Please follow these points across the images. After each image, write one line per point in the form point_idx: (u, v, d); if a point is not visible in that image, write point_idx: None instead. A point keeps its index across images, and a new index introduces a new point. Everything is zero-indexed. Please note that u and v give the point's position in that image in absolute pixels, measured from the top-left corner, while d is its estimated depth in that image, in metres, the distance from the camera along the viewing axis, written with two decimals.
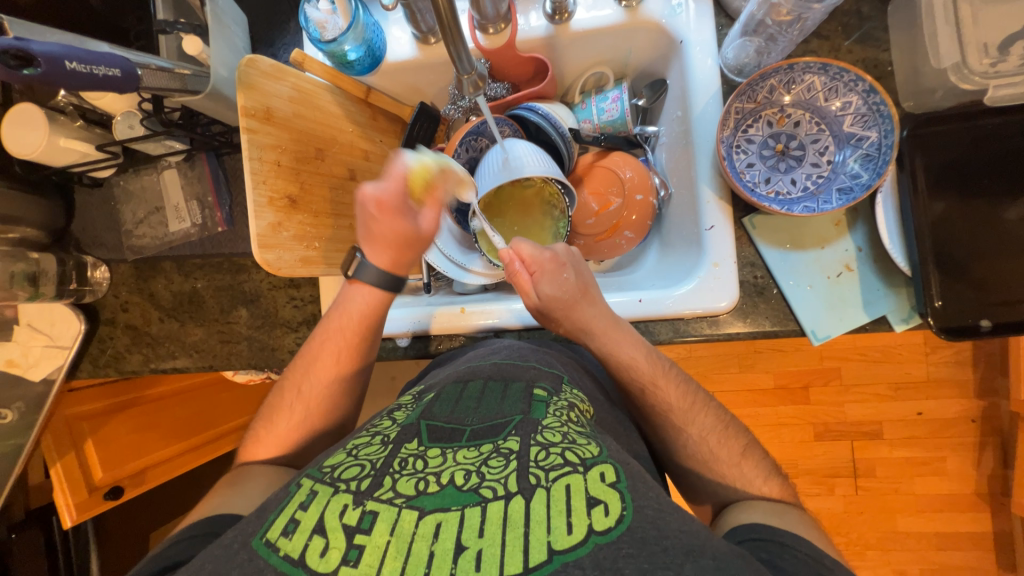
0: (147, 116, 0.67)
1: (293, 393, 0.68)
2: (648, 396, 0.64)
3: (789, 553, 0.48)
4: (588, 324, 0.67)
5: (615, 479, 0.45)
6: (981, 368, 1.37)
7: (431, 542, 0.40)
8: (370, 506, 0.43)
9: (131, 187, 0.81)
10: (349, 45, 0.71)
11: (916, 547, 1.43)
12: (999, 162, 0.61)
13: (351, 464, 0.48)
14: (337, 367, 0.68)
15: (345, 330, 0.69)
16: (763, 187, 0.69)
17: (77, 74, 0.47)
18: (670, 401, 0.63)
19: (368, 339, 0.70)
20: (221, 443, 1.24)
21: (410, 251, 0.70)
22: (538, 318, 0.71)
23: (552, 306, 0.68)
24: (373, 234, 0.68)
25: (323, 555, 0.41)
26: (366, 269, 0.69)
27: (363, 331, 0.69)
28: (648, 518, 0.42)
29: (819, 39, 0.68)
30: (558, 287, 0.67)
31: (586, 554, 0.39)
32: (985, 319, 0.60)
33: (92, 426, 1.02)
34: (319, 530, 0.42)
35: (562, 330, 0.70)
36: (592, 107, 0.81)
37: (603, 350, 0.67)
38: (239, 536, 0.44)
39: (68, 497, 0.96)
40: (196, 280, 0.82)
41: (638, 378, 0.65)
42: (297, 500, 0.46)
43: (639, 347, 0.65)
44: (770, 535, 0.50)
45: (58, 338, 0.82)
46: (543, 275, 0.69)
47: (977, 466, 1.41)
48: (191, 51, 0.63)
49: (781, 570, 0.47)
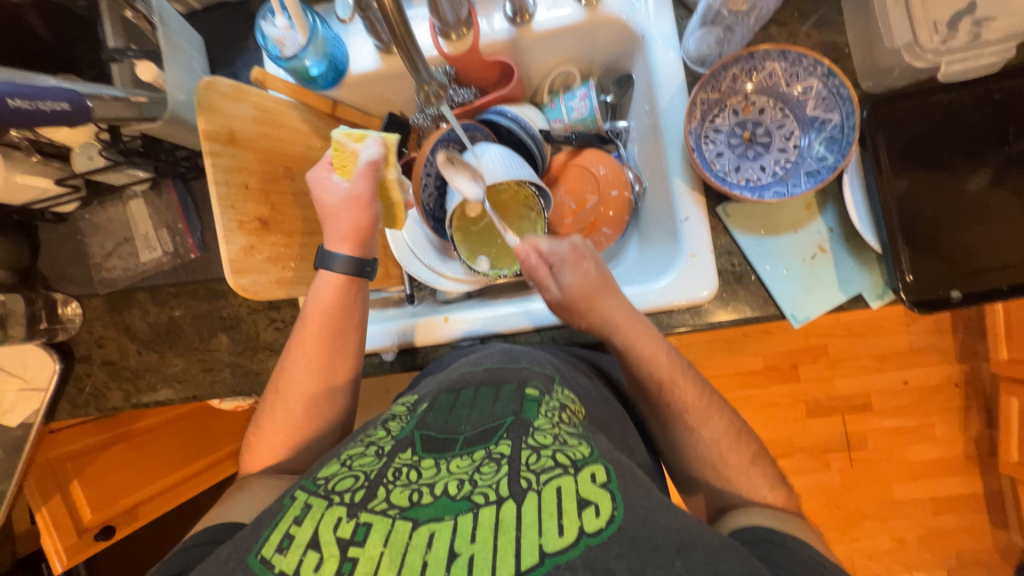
0: (105, 147, 0.65)
1: (275, 418, 0.65)
2: (666, 394, 0.64)
3: (789, 553, 0.49)
4: (611, 315, 0.66)
5: (607, 479, 0.44)
6: (960, 335, 1.41)
7: (424, 553, 0.40)
8: (363, 518, 0.43)
9: (97, 219, 0.78)
10: (310, 60, 0.70)
11: (913, 513, 1.47)
12: (958, 136, 0.62)
13: (346, 475, 0.48)
14: (314, 385, 0.65)
15: (324, 349, 0.65)
16: (733, 176, 0.70)
17: (20, 111, 0.46)
18: (686, 401, 0.63)
19: (344, 354, 0.67)
20: (214, 472, 1.22)
21: (367, 245, 0.67)
22: (555, 307, 0.68)
23: (574, 296, 0.66)
24: (337, 226, 0.66)
25: (317, 569, 0.40)
26: (333, 258, 0.65)
27: (342, 319, 0.66)
28: (638, 517, 0.42)
29: (778, 25, 0.68)
30: (582, 277, 0.66)
31: (577, 556, 0.39)
32: (956, 289, 0.61)
33: (77, 467, 1.00)
34: (314, 543, 0.42)
35: (581, 323, 0.68)
36: (561, 107, 0.81)
37: (625, 340, 0.65)
38: (234, 554, 0.43)
39: (57, 542, 0.95)
40: (172, 309, 0.80)
41: (656, 375, 0.64)
42: (291, 514, 0.45)
43: (659, 342, 0.65)
44: (768, 536, 0.52)
45: (32, 380, 0.79)
46: (565, 265, 0.67)
47: (963, 429, 1.45)
48: (146, 77, 0.61)
49: (780, 567, 0.48)
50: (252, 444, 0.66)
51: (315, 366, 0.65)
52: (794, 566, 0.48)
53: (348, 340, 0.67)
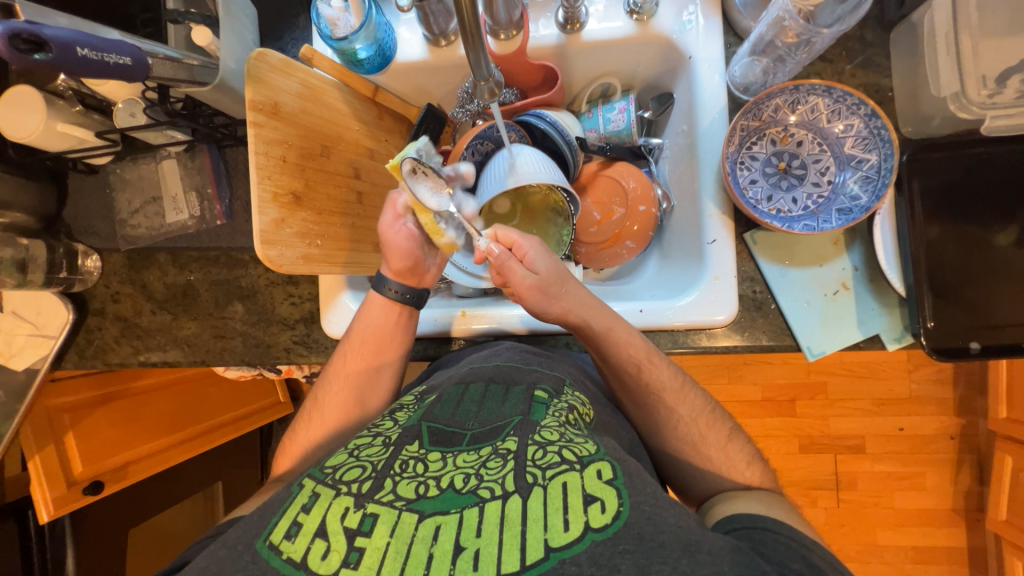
0: (150, 105, 0.66)
1: (315, 414, 0.67)
2: (644, 374, 0.64)
3: (771, 537, 0.48)
4: (584, 300, 0.66)
5: (612, 475, 0.44)
6: (961, 388, 1.41)
7: (429, 545, 0.40)
8: (370, 509, 0.43)
9: (128, 175, 0.79)
10: (360, 44, 0.71)
11: (895, 560, 1.46)
12: (991, 190, 0.63)
13: (353, 465, 0.48)
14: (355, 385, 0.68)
15: (363, 349, 0.68)
16: (765, 205, 0.70)
17: (88, 61, 0.47)
18: (663, 380, 0.64)
19: (387, 360, 0.70)
20: (207, 438, 1.22)
21: (418, 275, 0.71)
22: (527, 300, 0.66)
23: (550, 279, 0.65)
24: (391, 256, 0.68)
25: (324, 557, 0.40)
26: (385, 285, 0.69)
27: (386, 338, 0.69)
28: (644, 514, 0.41)
29: (824, 62, 0.69)
30: (552, 261, 0.66)
31: (582, 550, 0.39)
32: (975, 341, 0.61)
33: (74, 418, 1.00)
34: (322, 533, 0.42)
35: (557, 311, 0.66)
36: (599, 117, 0.82)
37: (602, 324, 0.65)
38: (244, 538, 0.43)
39: (46, 491, 0.92)
40: (191, 272, 0.80)
41: (632, 356, 0.64)
42: (298, 502, 0.45)
43: (630, 326, 0.66)
44: (751, 523, 0.51)
45: (44, 327, 0.80)
46: (535, 250, 0.66)
47: (954, 482, 1.44)
48: (201, 41, 0.62)
49: (764, 552, 0.46)
50: (286, 441, 0.68)
51: (353, 380, 0.68)
52: (777, 552, 0.46)
53: (387, 358, 0.70)
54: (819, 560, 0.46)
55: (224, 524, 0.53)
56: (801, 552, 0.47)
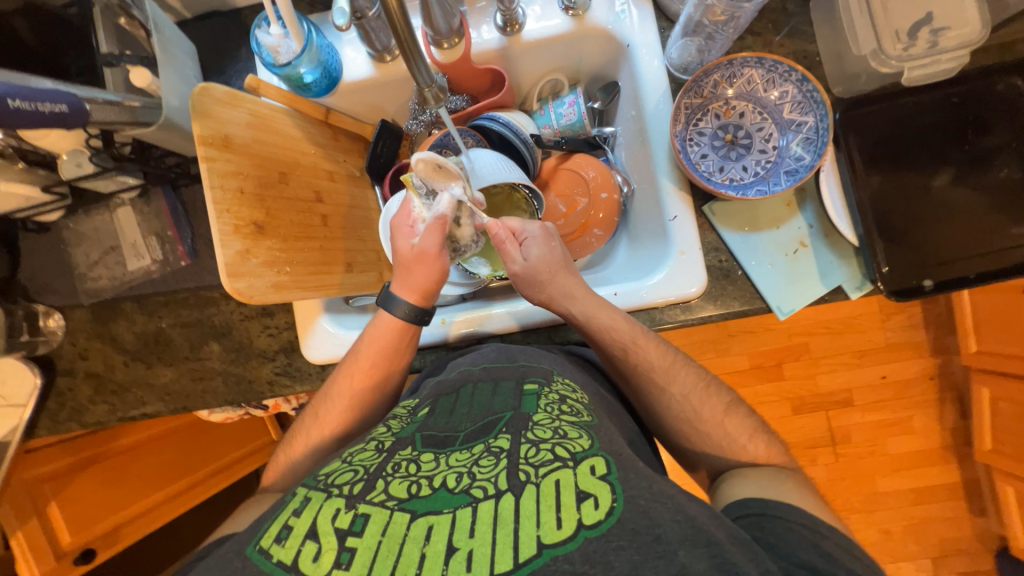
0: (96, 152, 0.64)
1: (314, 422, 0.66)
2: (631, 357, 0.65)
3: (783, 525, 0.49)
4: (570, 290, 0.68)
5: (606, 471, 0.45)
6: (933, 329, 1.47)
7: (422, 544, 0.40)
8: (362, 509, 0.43)
9: (82, 228, 0.77)
10: (304, 68, 0.71)
11: (897, 504, 1.51)
12: (920, 137, 0.67)
13: (347, 469, 0.48)
14: (359, 401, 0.67)
15: (370, 360, 0.67)
16: (718, 176, 0.74)
17: (21, 112, 0.46)
18: (651, 361, 0.65)
19: (391, 373, 0.68)
20: (200, 489, 1.18)
21: (432, 295, 0.69)
22: (514, 283, 0.70)
23: (536, 271, 0.68)
24: (407, 271, 0.67)
25: (315, 560, 0.40)
26: (395, 304, 0.67)
27: (395, 357, 0.68)
28: (639, 508, 0.42)
29: (753, 36, 0.73)
30: (547, 253, 0.69)
31: (575, 549, 0.39)
32: (927, 279, 0.65)
33: (55, 488, 0.96)
34: (312, 534, 0.41)
35: (543, 298, 0.69)
36: (551, 113, 0.84)
37: (585, 312, 0.67)
38: (237, 545, 0.44)
39: (31, 569, 0.90)
40: (160, 319, 0.78)
41: (619, 339, 0.65)
42: (291, 508, 0.45)
43: (617, 312, 0.67)
44: (759, 508, 0.51)
45: (11, 395, 0.77)
46: (532, 241, 0.69)
47: (940, 420, 1.50)
48: (139, 83, 0.62)
49: (774, 544, 0.47)
50: (282, 456, 0.67)
51: (362, 399, 0.67)
52: (787, 542, 0.47)
53: (393, 372, 0.68)
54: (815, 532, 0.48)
55: (210, 545, 0.52)
56: (811, 538, 0.48)
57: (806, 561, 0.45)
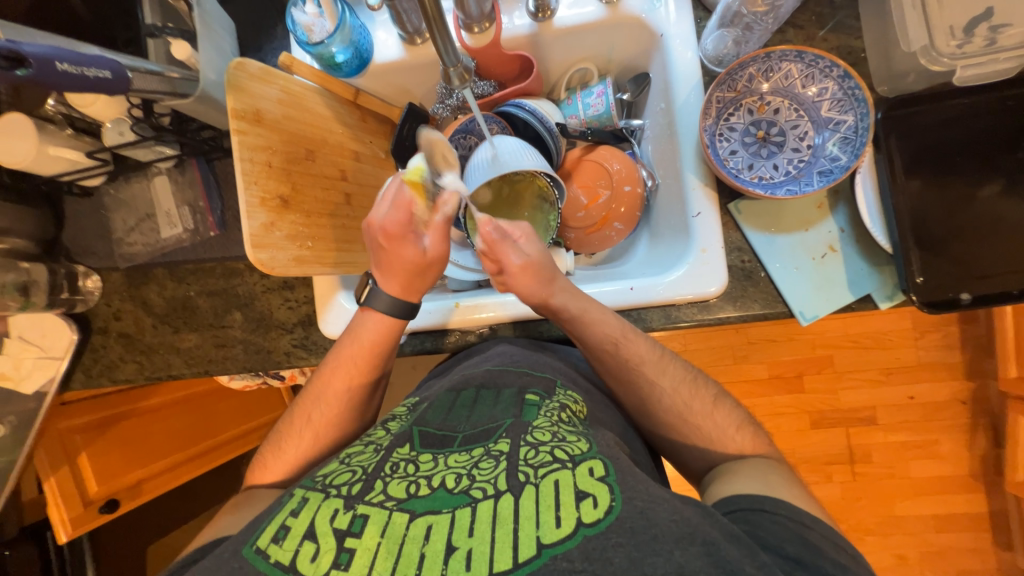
0: (137, 121, 0.68)
1: (302, 419, 0.68)
2: (622, 350, 0.64)
3: (770, 519, 0.47)
4: (566, 287, 0.67)
5: (604, 473, 0.44)
6: (969, 351, 1.40)
7: (421, 544, 0.40)
8: (359, 510, 0.43)
9: (122, 195, 0.81)
10: (336, 47, 0.72)
11: (916, 530, 1.45)
12: (969, 143, 0.63)
13: (344, 471, 0.49)
14: (345, 396, 0.68)
15: (357, 357, 0.68)
16: (746, 173, 0.71)
17: (67, 74, 0.47)
18: (640, 354, 0.64)
19: (377, 367, 0.70)
20: (218, 454, 1.22)
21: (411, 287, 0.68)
22: (512, 280, 0.65)
23: (535, 264, 0.66)
24: (384, 262, 0.67)
25: (313, 559, 0.41)
26: (375, 295, 0.67)
27: (383, 352, 0.69)
28: (637, 508, 0.41)
29: (794, 28, 0.70)
30: (539, 249, 0.68)
31: (574, 547, 0.39)
32: (965, 292, 0.61)
33: (85, 439, 1.01)
34: (311, 535, 0.43)
35: (539, 298, 0.66)
36: (578, 103, 0.83)
37: (579, 308, 0.66)
38: (232, 545, 0.45)
39: (62, 513, 0.96)
40: (189, 286, 0.82)
41: (609, 333, 0.64)
42: (288, 508, 0.46)
43: (605, 307, 0.67)
44: (747, 504, 0.49)
45: (50, 349, 0.81)
46: (523, 238, 0.68)
47: (969, 447, 1.43)
48: (180, 55, 0.64)
49: (768, 542, 0.46)
50: (268, 457, 0.67)
51: (349, 393, 0.68)
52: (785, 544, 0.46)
53: (379, 367, 0.70)
54: (821, 539, 0.46)
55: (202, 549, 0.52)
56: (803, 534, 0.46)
57: (790, 553, 0.44)
